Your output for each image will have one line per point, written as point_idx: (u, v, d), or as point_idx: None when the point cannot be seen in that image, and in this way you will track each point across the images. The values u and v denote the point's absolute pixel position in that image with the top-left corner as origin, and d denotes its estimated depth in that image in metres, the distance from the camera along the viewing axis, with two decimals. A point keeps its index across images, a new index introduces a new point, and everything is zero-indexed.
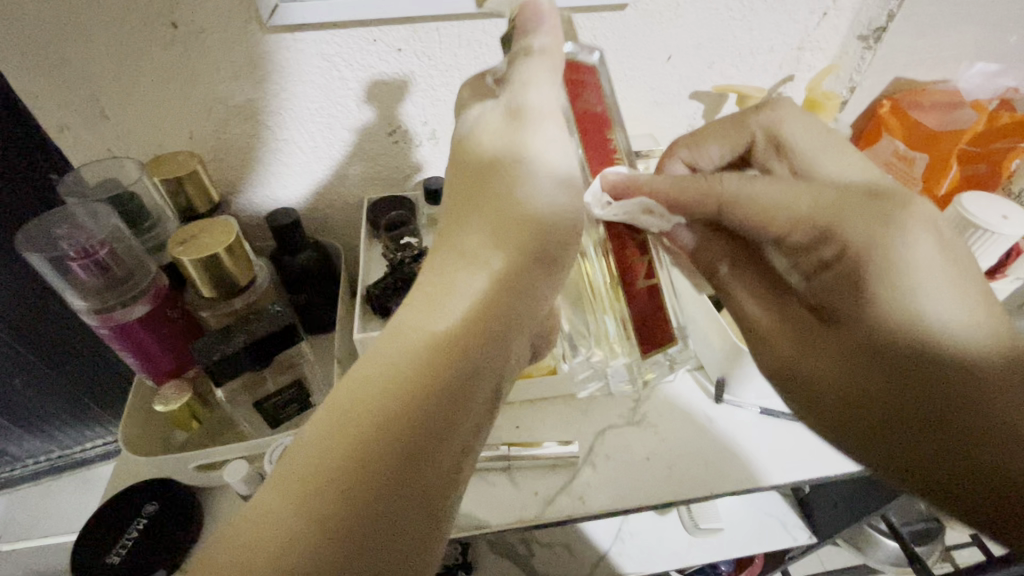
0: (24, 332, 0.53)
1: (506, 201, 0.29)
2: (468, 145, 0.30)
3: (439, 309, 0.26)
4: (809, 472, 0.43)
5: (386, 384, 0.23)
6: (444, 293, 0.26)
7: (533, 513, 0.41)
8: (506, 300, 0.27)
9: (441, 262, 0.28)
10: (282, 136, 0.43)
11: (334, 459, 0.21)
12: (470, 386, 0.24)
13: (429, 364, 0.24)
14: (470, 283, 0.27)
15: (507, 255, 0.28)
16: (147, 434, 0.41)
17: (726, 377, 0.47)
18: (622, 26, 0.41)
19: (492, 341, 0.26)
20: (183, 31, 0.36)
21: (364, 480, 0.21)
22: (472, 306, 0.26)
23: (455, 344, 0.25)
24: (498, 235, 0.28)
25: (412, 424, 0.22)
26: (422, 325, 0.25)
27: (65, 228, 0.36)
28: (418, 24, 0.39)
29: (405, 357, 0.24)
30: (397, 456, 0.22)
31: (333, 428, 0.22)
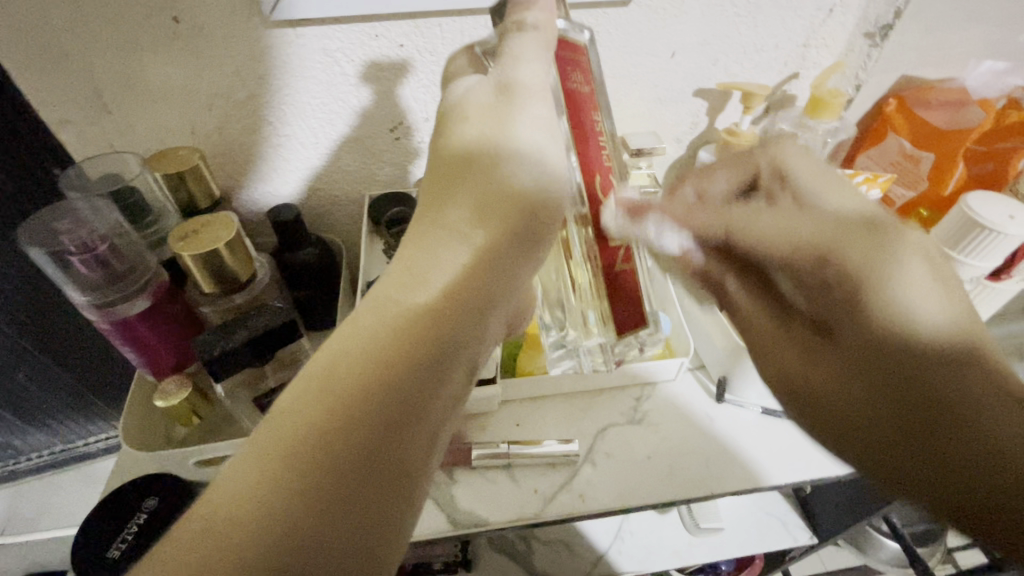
0: (27, 327, 0.53)
1: (487, 181, 0.29)
2: (456, 121, 0.30)
3: (415, 283, 0.25)
4: (810, 473, 0.43)
5: (352, 365, 0.22)
6: (420, 268, 0.26)
7: (533, 511, 0.41)
8: (480, 282, 0.27)
9: (421, 236, 0.27)
10: (284, 131, 0.43)
11: (301, 434, 0.21)
12: (440, 368, 0.24)
13: (398, 342, 0.23)
14: (444, 262, 0.26)
15: (485, 235, 0.28)
16: (148, 429, 0.41)
17: (729, 376, 0.47)
18: (626, 22, 0.41)
19: (465, 323, 0.25)
20: (185, 25, 0.36)
21: (336, 453, 0.21)
22: (445, 284, 0.26)
23: (430, 316, 0.24)
24: (477, 216, 0.28)
25: (377, 406, 0.22)
26: (397, 297, 0.25)
27: (66, 222, 0.36)
28: (420, 20, 0.38)
29: (373, 337, 0.23)
30: (359, 440, 0.21)
31: (299, 406, 0.21)
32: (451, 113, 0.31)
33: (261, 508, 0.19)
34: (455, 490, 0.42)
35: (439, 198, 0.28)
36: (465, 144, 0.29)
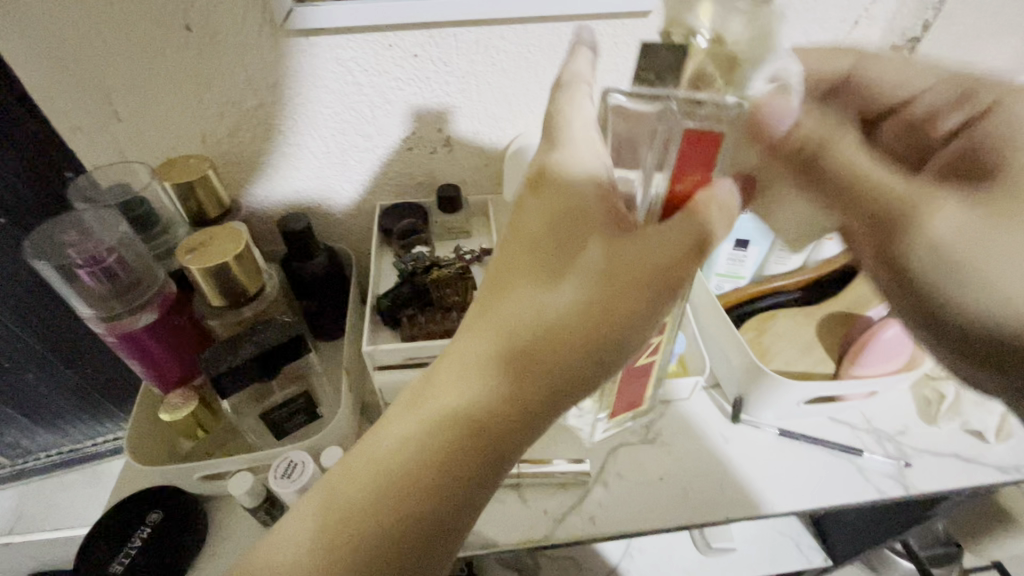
0: (40, 328, 0.53)
1: (564, 284, 0.26)
2: (563, 178, 0.27)
3: (470, 384, 0.26)
4: (828, 499, 0.41)
5: (402, 445, 0.26)
6: (470, 369, 0.27)
7: (542, 532, 0.40)
8: (529, 390, 0.26)
9: (475, 348, 0.27)
10: (296, 140, 0.42)
11: (356, 498, 0.26)
12: (475, 470, 0.26)
13: (441, 441, 0.26)
14: (502, 361, 0.26)
15: (552, 352, 0.26)
16: (154, 441, 0.40)
17: (745, 396, 0.45)
18: (644, 32, 0.40)
19: (509, 432, 0.26)
20: (197, 33, 0.35)
21: (377, 522, 0.25)
22: (495, 393, 0.26)
23: (484, 420, 0.26)
24: (531, 323, 0.26)
25: (417, 492, 0.25)
26: (455, 399, 0.26)
27: (73, 234, 0.35)
28: (435, 30, 0.38)
29: (423, 421, 0.26)
30: (393, 519, 0.25)
31: (359, 472, 0.26)
32: (564, 113, 0.28)
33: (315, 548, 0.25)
34: None
35: (506, 279, 0.27)
36: (565, 217, 0.27)
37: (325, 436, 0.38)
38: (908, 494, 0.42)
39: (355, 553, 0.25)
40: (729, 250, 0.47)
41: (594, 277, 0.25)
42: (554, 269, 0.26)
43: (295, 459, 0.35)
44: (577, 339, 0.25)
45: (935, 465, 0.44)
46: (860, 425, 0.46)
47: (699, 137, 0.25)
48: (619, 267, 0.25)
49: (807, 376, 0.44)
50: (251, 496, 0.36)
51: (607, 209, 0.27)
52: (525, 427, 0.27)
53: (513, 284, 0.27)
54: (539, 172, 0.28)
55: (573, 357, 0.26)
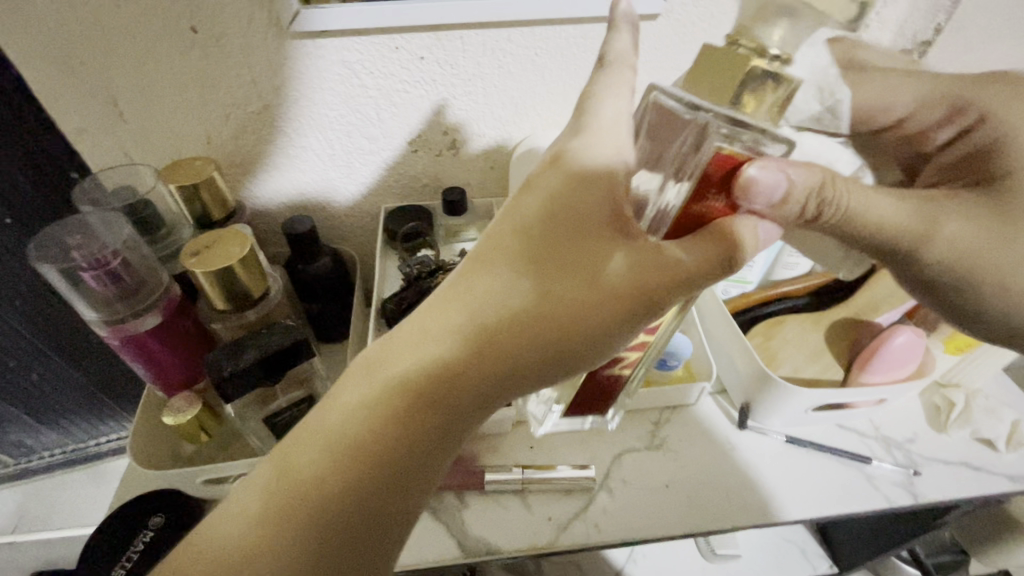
0: (46, 328, 0.53)
1: (544, 282, 0.26)
2: (572, 165, 0.26)
3: (435, 360, 0.26)
4: (836, 508, 0.41)
5: (360, 416, 0.25)
6: (435, 341, 0.26)
7: (546, 539, 0.39)
8: (489, 381, 0.26)
9: (444, 321, 0.26)
10: (300, 142, 0.42)
11: (307, 471, 0.25)
12: (429, 454, 0.26)
13: (399, 418, 0.25)
14: (468, 343, 0.26)
15: (518, 336, 0.26)
16: (156, 444, 0.40)
17: (752, 403, 0.45)
18: (652, 35, 0.40)
19: (464, 418, 0.26)
20: (203, 35, 0.35)
21: (329, 491, 0.24)
22: (457, 375, 0.26)
23: (443, 397, 0.26)
24: (504, 312, 0.26)
25: (373, 465, 0.25)
26: (419, 373, 0.26)
27: (78, 237, 0.35)
28: (442, 32, 0.37)
29: (387, 395, 0.25)
30: (345, 491, 0.25)
31: (317, 435, 0.25)
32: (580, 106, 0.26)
33: (262, 523, 0.24)
34: (466, 514, 0.41)
35: (487, 260, 0.27)
36: (564, 208, 0.26)
37: None
38: (917, 503, 0.42)
39: (300, 532, 0.24)
40: None
41: (574, 279, 0.26)
42: (540, 261, 0.26)
43: None
44: (544, 338, 0.26)
45: (945, 473, 0.43)
46: (868, 433, 0.46)
47: (724, 161, 0.25)
48: (596, 270, 0.26)
49: (815, 383, 0.43)
50: None
51: (612, 209, 0.26)
52: (481, 415, 0.27)
53: (496, 268, 0.26)
54: (556, 155, 0.27)
55: (540, 357, 0.26)
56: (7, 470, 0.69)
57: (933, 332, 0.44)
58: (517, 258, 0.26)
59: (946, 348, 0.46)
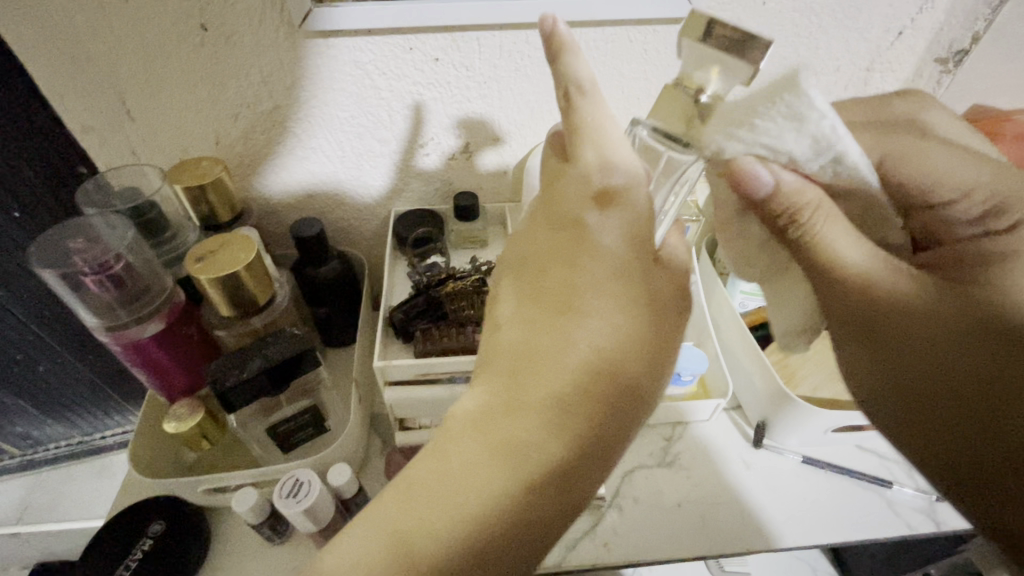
0: (52, 325, 0.52)
1: (637, 317, 0.25)
2: (633, 202, 0.24)
3: (543, 415, 0.24)
4: (857, 533, 0.39)
5: (484, 491, 0.23)
6: (541, 396, 0.24)
7: (554, 558, 0.39)
8: (604, 426, 0.25)
9: (544, 373, 0.24)
10: (311, 143, 0.41)
11: (428, 533, 0.22)
12: (559, 518, 0.24)
13: (526, 483, 0.23)
14: (577, 391, 0.24)
15: (620, 376, 0.25)
16: (158, 450, 0.39)
17: (768, 421, 0.43)
18: (676, 38, 0.38)
19: (588, 473, 0.25)
20: (214, 33, 0.34)
21: (455, 549, 0.22)
22: (574, 425, 0.24)
23: (561, 452, 0.24)
24: (601, 353, 0.25)
25: (499, 527, 0.23)
26: (529, 429, 0.24)
27: (80, 241, 0.34)
28: (458, 34, 0.36)
29: (502, 459, 0.23)
30: (473, 553, 0.22)
31: (428, 493, 0.23)
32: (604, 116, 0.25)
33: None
34: None
35: (577, 303, 0.25)
36: (643, 244, 0.25)
37: (333, 452, 0.37)
38: (940, 531, 0.40)
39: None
40: None
41: (657, 311, 0.26)
42: (631, 297, 0.25)
43: (301, 477, 0.34)
44: (641, 373, 0.26)
45: None
46: (890, 455, 0.44)
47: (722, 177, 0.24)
48: (670, 304, 0.26)
49: (835, 403, 0.42)
50: (256, 512, 0.35)
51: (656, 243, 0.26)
52: (600, 468, 0.25)
53: (589, 310, 0.25)
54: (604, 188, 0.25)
55: (635, 390, 0.26)
56: (12, 463, 0.69)
57: None
58: (608, 297, 0.25)
59: None
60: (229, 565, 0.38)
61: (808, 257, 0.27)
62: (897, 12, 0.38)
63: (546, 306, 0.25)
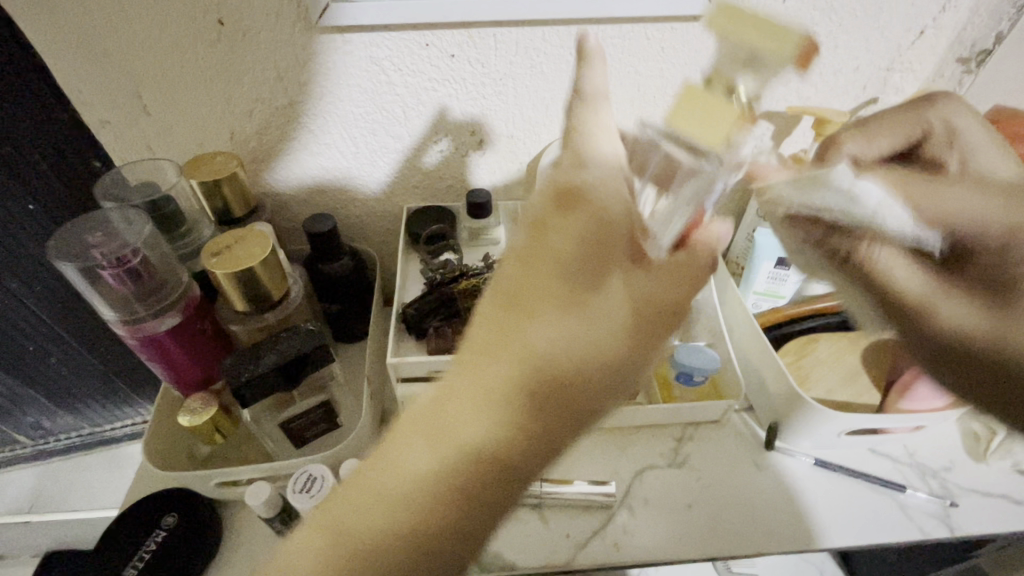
0: (66, 317, 0.52)
1: (586, 317, 0.26)
2: (600, 202, 0.26)
3: (479, 410, 0.25)
4: (869, 537, 0.39)
5: (418, 494, 0.25)
6: (479, 393, 0.25)
7: (564, 557, 0.38)
8: (546, 424, 0.26)
9: (485, 371, 0.25)
10: (324, 139, 0.41)
11: (366, 515, 0.25)
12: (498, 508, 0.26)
13: (455, 483, 0.25)
14: (516, 390, 0.25)
15: (565, 378, 0.25)
16: (171, 443, 0.40)
17: (781, 423, 0.43)
18: (693, 37, 0.38)
19: (527, 467, 0.26)
20: (230, 28, 0.34)
21: (388, 535, 0.24)
22: (511, 425, 0.25)
23: (490, 445, 0.25)
24: (546, 354, 0.25)
25: (430, 518, 0.24)
26: (462, 422, 0.25)
27: (98, 235, 0.35)
28: (474, 30, 0.36)
29: (439, 461, 0.25)
30: (405, 539, 0.24)
31: (369, 480, 0.25)
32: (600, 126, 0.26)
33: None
34: None
35: (526, 304, 0.25)
36: (605, 243, 0.26)
37: (345, 447, 0.37)
38: (954, 536, 0.40)
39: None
40: (771, 266, 0.44)
41: (623, 304, 0.26)
42: (582, 300, 0.26)
43: (315, 473, 0.34)
44: (588, 376, 0.26)
45: (983, 505, 0.41)
46: (902, 459, 0.44)
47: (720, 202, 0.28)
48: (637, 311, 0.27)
49: (849, 406, 0.41)
50: (268, 507, 0.35)
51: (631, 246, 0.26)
52: (536, 463, 0.26)
53: (533, 313, 0.25)
54: (570, 190, 0.26)
55: (581, 393, 0.26)
56: (23, 453, 0.69)
57: None
58: (557, 300, 0.25)
59: None
60: (241, 558, 0.38)
61: (868, 283, 0.30)
62: (918, 12, 0.38)
63: (499, 305, 0.26)
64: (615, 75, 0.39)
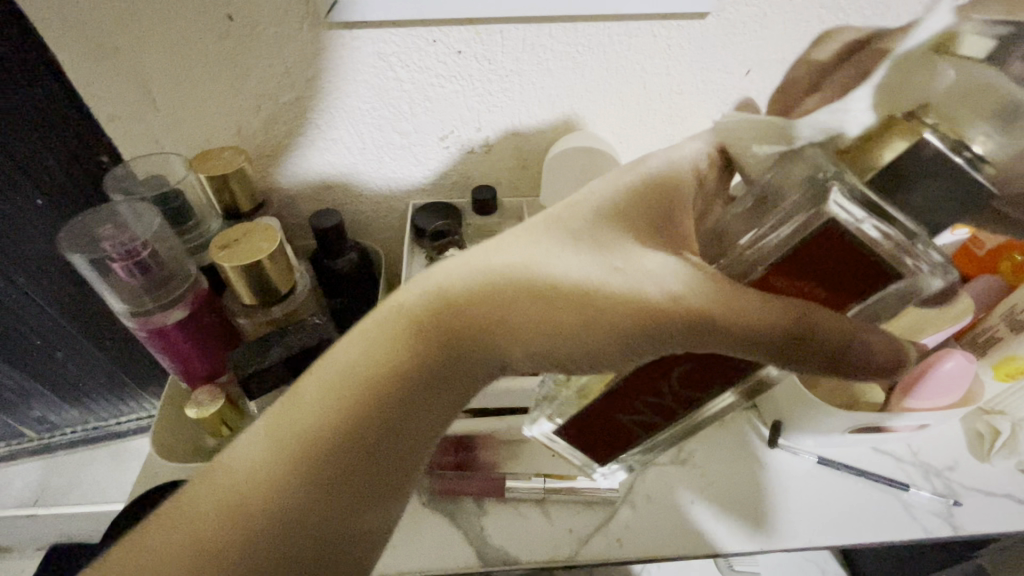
0: (73, 312, 0.52)
1: (563, 263, 0.26)
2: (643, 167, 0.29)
3: (428, 315, 0.26)
4: (871, 535, 0.39)
5: (336, 389, 0.25)
6: (437, 299, 0.26)
7: (566, 553, 0.39)
8: (456, 370, 0.26)
9: (452, 278, 0.27)
10: (332, 135, 0.41)
11: (297, 411, 0.26)
12: (373, 454, 0.25)
13: (377, 390, 0.25)
14: (469, 302, 0.26)
15: (518, 300, 0.26)
16: (178, 435, 0.40)
17: (784, 420, 0.43)
18: (699, 35, 0.38)
19: (415, 415, 0.26)
20: (239, 23, 0.34)
21: (308, 444, 0.25)
22: (425, 356, 0.26)
23: (424, 354, 0.26)
24: (509, 273, 0.26)
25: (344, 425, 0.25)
26: (411, 324, 0.26)
27: (108, 228, 0.35)
28: (482, 26, 0.36)
29: (359, 365, 0.26)
30: (317, 445, 0.25)
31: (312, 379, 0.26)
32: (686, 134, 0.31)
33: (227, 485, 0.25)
34: (485, 520, 0.40)
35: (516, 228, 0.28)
36: (631, 212, 0.27)
37: None
38: (957, 535, 0.40)
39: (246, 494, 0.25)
40: None
41: (617, 266, 0.25)
42: (570, 231, 0.27)
43: None
44: (538, 305, 0.26)
45: (987, 505, 0.41)
46: (905, 458, 0.44)
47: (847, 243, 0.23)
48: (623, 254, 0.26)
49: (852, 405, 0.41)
50: None
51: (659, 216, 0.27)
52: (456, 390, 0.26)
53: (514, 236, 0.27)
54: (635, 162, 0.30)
55: (527, 327, 0.26)
56: (29, 447, 0.69)
57: (982, 360, 0.41)
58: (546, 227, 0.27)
59: (994, 375, 0.41)
60: None
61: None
62: None
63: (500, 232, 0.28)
64: (622, 71, 0.40)
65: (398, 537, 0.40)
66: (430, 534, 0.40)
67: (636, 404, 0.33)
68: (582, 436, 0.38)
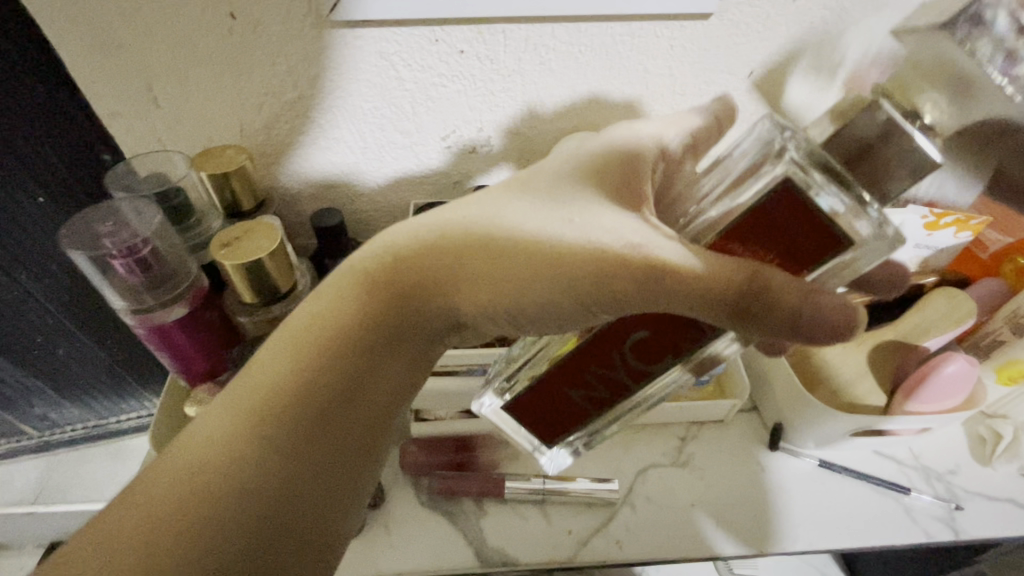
0: (73, 310, 0.52)
1: (517, 217, 0.27)
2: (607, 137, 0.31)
3: (389, 266, 0.28)
4: (872, 539, 0.39)
5: (305, 346, 0.28)
6: (398, 251, 0.28)
7: (566, 554, 0.39)
8: (414, 324, 0.29)
9: (415, 235, 0.29)
10: (333, 134, 0.41)
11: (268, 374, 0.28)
12: (324, 416, 0.28)
13: (337, 344, 0.28)
14: (427, 255, 0.28)
15: (473, 251, 0.27)
16: (178, 433, 0.40)
17: (785, 422, 0.43)
18: (701, 36, 0.38)
19: (374, 368, 0.29)
20: (242, 22, 0.34)
21: (274, 398, 0.28)
22: (377, 313, 0.28)
23: (382, 305, 0.28)
24: (470, 230, 0.28)
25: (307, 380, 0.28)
26: (371, 279, 0.29)
27: (108, 225, 0.35)
28: (484, 26, 0.36)
29: (310, 334, 0.28)
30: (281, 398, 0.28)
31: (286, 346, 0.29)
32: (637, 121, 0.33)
33: (196, 464, 0.27)
34: (484, 521, 0.40)
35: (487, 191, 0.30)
36: (591, 174, 0.28)
37: None
38: (958, 540, 0.39)
39: (219, 456, 0.27)
40: None
41: (568, 220, 0.27)
42: (527, 190, 0.29)
43: None
44: (495, 257, 0.27)
45: (989, 510, 0.41)
46: (907, 461, 0.43)
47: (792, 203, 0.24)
48: (578, 208, 0.27)
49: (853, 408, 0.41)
50: None
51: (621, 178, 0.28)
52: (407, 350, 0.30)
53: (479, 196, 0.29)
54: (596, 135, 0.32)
55: (481, 281, 0.27)
56: (29, 444, 0.69)
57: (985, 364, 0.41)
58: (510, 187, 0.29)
59: (996, 379, 0.41)
60: None
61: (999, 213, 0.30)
62: None
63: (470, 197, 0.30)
64: (623, 72, 0.40)
65: (397, 538, 0.40)
66: (429, 535, 0.40)
67: (586, 376, 0.30)
68: (534, 418, 0.33)
